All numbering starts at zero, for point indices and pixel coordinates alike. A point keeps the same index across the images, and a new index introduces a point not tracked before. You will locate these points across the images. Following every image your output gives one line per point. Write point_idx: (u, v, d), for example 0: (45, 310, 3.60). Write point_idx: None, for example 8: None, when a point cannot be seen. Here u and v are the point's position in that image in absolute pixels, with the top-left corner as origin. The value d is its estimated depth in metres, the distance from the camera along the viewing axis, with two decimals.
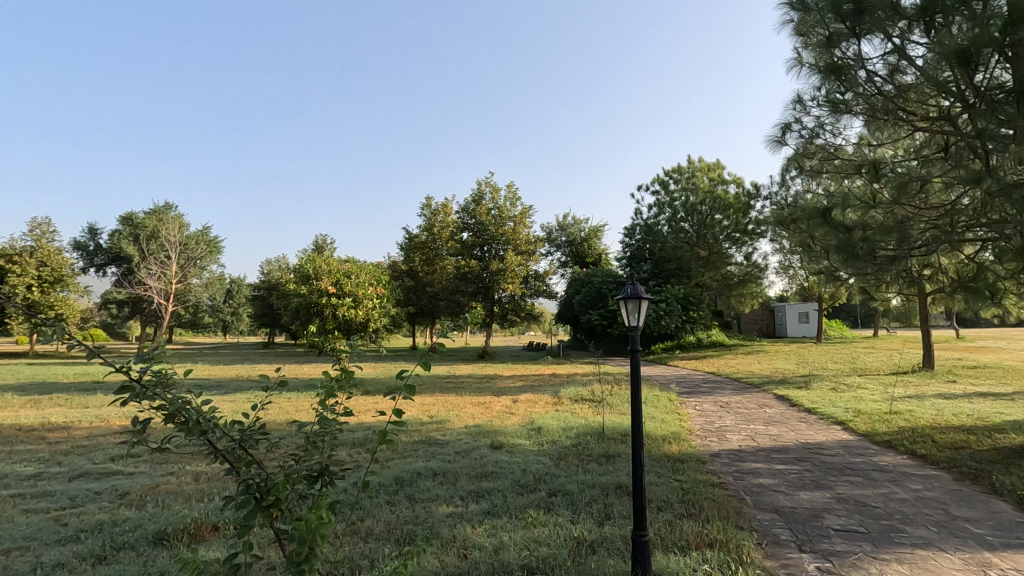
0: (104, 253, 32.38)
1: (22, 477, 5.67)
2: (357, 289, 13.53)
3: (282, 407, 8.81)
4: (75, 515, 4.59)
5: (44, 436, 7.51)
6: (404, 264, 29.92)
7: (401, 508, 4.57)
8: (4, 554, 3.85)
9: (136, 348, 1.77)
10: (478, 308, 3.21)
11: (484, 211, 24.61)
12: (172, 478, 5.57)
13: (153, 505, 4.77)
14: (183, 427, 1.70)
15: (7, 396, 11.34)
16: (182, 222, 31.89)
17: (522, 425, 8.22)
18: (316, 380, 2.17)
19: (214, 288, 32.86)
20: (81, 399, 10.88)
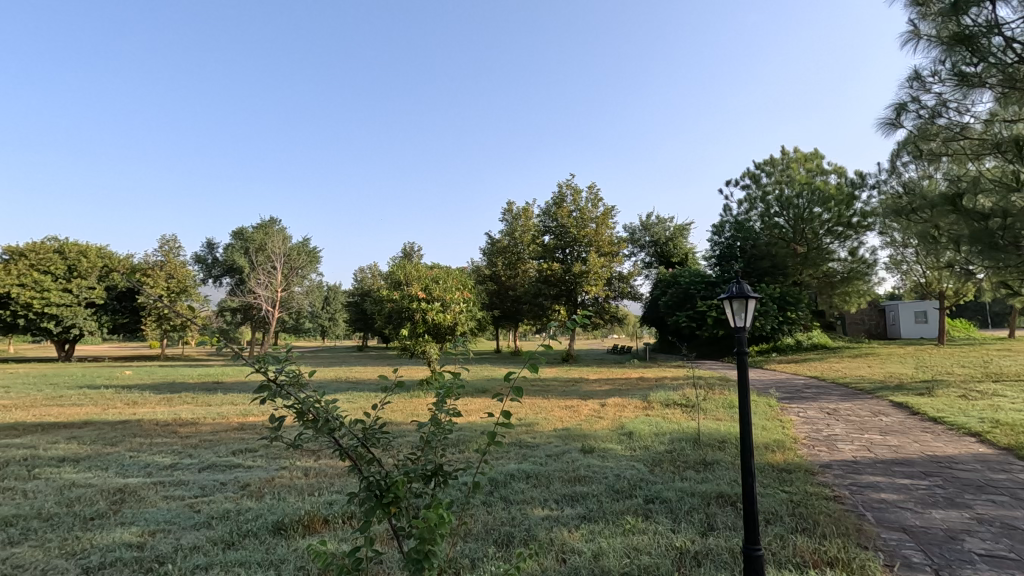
0: (220, 265, 35.73)
1: (161, 466, 6.35)
2: (445, 293, 13.89)
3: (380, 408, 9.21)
4: (206, 503, 5.06)
5: (177, 430, 8.40)
6: (488, 269, 30.49)
7: (498, 509, 4.62)
8: (152, 535, 4.31)
9: (268, 350, 1.90)
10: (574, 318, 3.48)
11: (565, 213, 24.53)
12: (285, 472, 6.00)
13: (271, 497, 5.16)
14: (312, 424, 1.80)
15: (146, 394, 12.81)
16: (285, 235, 34.58)
17: (612, 429, 8.08)
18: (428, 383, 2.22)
19: (314, 295, 35.17)
20: (205, 397, 12.06)
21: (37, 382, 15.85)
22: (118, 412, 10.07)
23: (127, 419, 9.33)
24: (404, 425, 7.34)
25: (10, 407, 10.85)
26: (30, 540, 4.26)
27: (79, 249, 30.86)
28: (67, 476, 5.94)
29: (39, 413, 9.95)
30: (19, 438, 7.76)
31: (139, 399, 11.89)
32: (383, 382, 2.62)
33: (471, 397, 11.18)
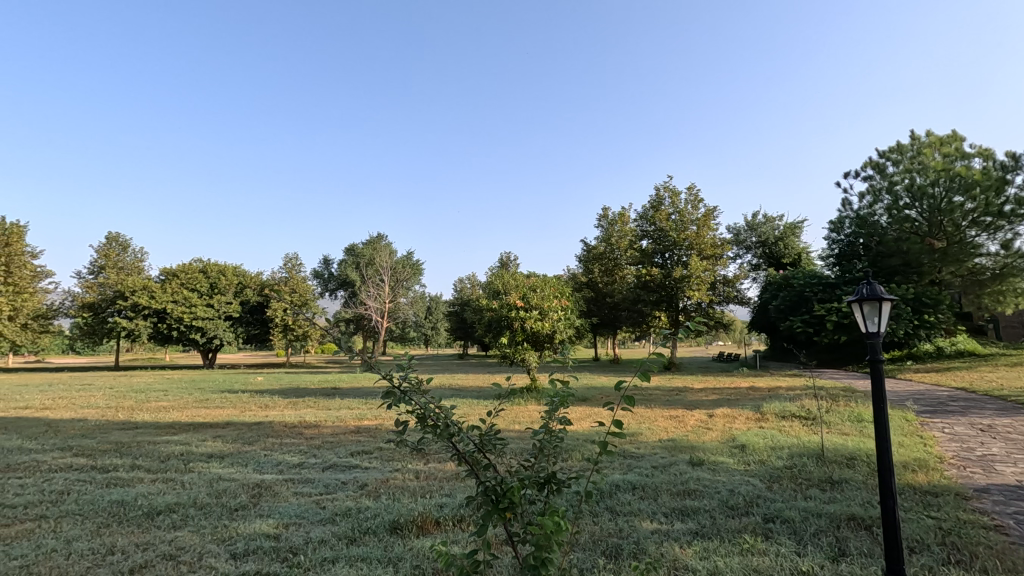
0: (335, 279, 38.70)
1: (291, 465, 6.96)
2: (543, 301, 13.96)
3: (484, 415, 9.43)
4: (330, 500, 5.47)
5: (302, 431, 9.16)
6: (584, 276, 30.27)
7: (604, 519, 4.55)
8: (285, 527, 4.74)
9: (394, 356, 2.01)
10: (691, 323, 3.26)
11: (663, 216, 23.80)
12: (398, 474, 6.33)
13: (387, 497, 5.47)
14: (433, 429, 1.89)
15: (275, 398, 14.13)
16: (391, 249, 36.78)
17: (722, 441, 7.65)
18: (540, 392, 2.24)
19: (417, 305, 36.89)
20: (324, 402, 13.06)
21: (188, 386, 18.04)
22: (254, 415, 11.19)
23: (262, 421, 10.35)
24: (517, 432, 7.57)
25: (168, 408, 12.44)
26: (188, 525, 4.85)
27: (219, 268, 34.88)
28: (214, 470, 6.70)
29: (191, 414, 11.33)
30: (176, 435, 8.86)
31: (270, 402, 13.14)
32: (495, 389, 2.70)
33: (576, 405, 11.16)
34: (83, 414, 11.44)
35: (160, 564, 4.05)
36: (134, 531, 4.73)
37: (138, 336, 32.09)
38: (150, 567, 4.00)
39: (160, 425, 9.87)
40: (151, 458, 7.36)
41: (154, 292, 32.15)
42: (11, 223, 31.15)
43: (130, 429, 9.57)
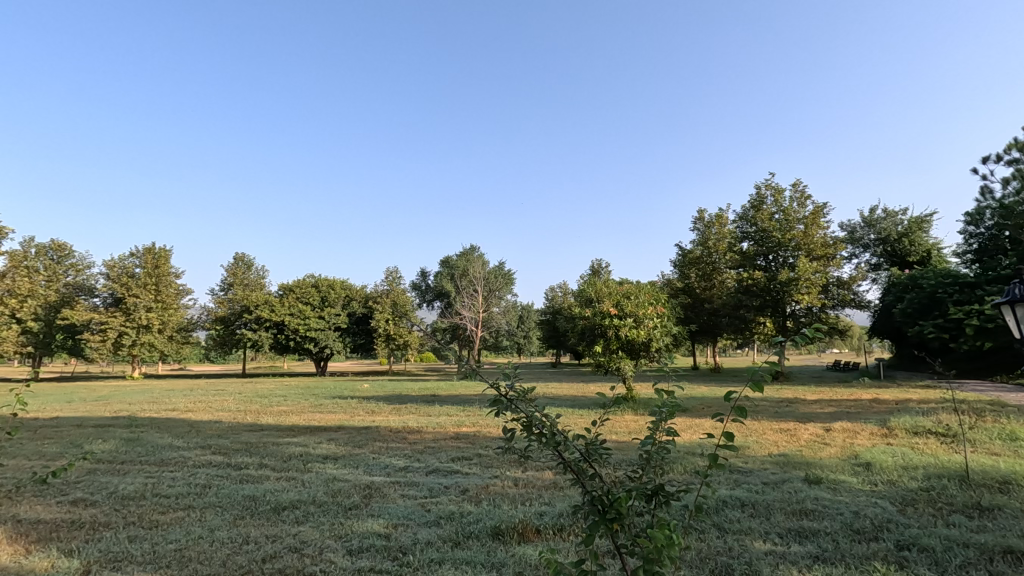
0: (432, 291, 40.36)
1: (397, 468, 7.33)
2: (638, 309, 13.62)
3: (581, 425, 9.38)
4: (434, 504, 5.68)
5: (406, 436, 9.63)
6: (680, 282, 29.19)
7: (712, 536, 4.34)
8: (394, 527, 4.99)
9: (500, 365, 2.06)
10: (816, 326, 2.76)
11: (766, 216, 22.41)
12: (498, 480, 6.45)
13: (488, 503, 5.59)
14: (540, 437, 1.93)
15: (380, 404, 14.97)
16: (484, 260, 37.77)
17: (843, 458, 7.02)
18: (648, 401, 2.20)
19: (510, 314, 37.45)
20: (424, 408, 13.62)
21: (304, 392, 19.57)
22: (362, 419, 11.94)
23: (369, 425, 11.01)
24: (623, 442, 7.49)
25: (288, 412, 13.60)
26: (309, 521, 5.26)
27: (328, 282, 37.66)
28: (330, 471, 7.22)
29: (308, 418, 12.30)
30: (296, 437, 9.67)
31: (376, 408, 13.95)
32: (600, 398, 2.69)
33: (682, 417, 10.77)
34: (219, 416, 12.82)
35: (287, 555, 4.42)
36: (264, 524, 5.21)
37: (261, 345, 35.38)
38: (279, 558, 4.37)
39: (282, 428, 10.81)
40: (275, 458, 8.08)
41: (274, 306, 35.37)
42: (160, 247, 35.70)
43: (258, 430, 10.57)
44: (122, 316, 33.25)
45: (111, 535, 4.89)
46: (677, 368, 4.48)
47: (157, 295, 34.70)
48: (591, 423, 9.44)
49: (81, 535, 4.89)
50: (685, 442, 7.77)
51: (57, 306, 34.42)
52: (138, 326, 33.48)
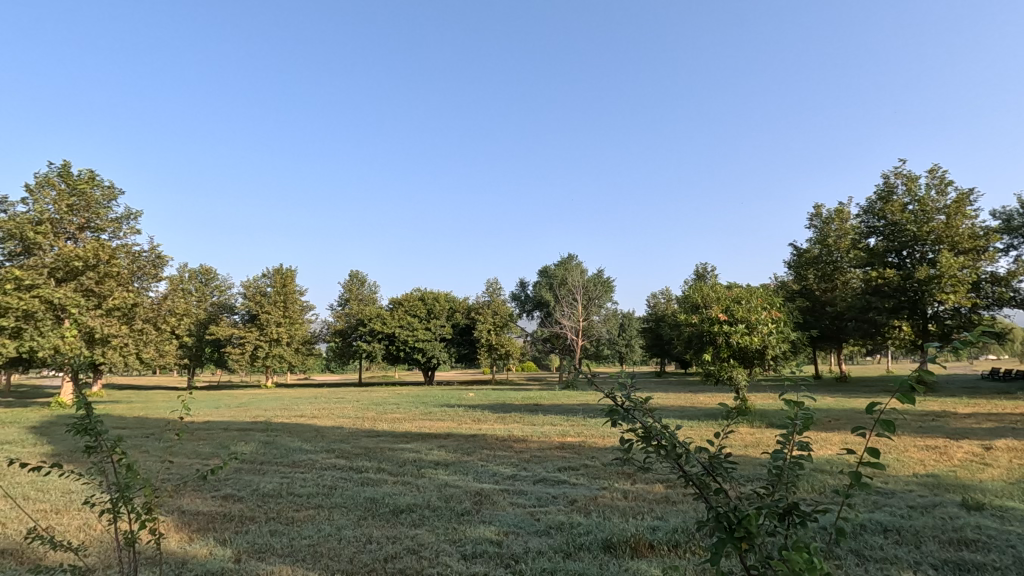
0: (532, 301, 40.79)
1: (505, 476, 7.46)
2: (750, 314, 12.78)
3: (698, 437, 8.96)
4: (543, 513, 5.70)
5: (512, 445, 9.77)
6: (797, 284, 27.04)
7: (849, 564, 3.93)
8: (505, 535, 5.07)
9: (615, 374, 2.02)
10: (981, 328, 2.36)
11: (897, 207, 20.18)
12: (606, 492, 6.33)
13: (597, 514, 5.51)
14: (660, 449, 1.87)
15: (485, 413, 15.34)
16: (582, 269, 37.53)
17: (1011, 482, 6.05)
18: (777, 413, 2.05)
19: (610, 323, 36.84)
20: (528, 417, 13.76)
21: (414, 400, 20.58)
22: (470, 427, 12.30)
23: (477, 433, 11.32)
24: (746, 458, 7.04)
25: (401, 419, 14.36)
26: (425, 525, 5.49)
27: (433, 295, 39.35)
28: (442, 477, 7.51)
29: (419, 425, 12.91)
30: (409, 444, 10.16)
31: (482, 416, 14.30)
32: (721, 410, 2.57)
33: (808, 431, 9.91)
34: (340, 422, 13.84)
35: (406, 556, 4.65)
36: (385, 525, 5.52)
37: (374, 356, 37.75)
38: (399, 558, 4.61)
39: (396, 434, 11.43)
40: (392, 462, 8.55)
41: (385, 319, 37.65)
42: (286, 267, 39.42)
43: (375, 436, 11.26)
44: (257, 331, 37.13)
45: (255, 529, 5.44)
46: (809, 379, 3.84)
47: (286, 311, 38.34)
48: (712, 436, 8.99)
49: (231, 527, 5.49)
50: (820, 458, 7.14)
51: (206, 323, 39.20)
52: (270, 340, 37.19)
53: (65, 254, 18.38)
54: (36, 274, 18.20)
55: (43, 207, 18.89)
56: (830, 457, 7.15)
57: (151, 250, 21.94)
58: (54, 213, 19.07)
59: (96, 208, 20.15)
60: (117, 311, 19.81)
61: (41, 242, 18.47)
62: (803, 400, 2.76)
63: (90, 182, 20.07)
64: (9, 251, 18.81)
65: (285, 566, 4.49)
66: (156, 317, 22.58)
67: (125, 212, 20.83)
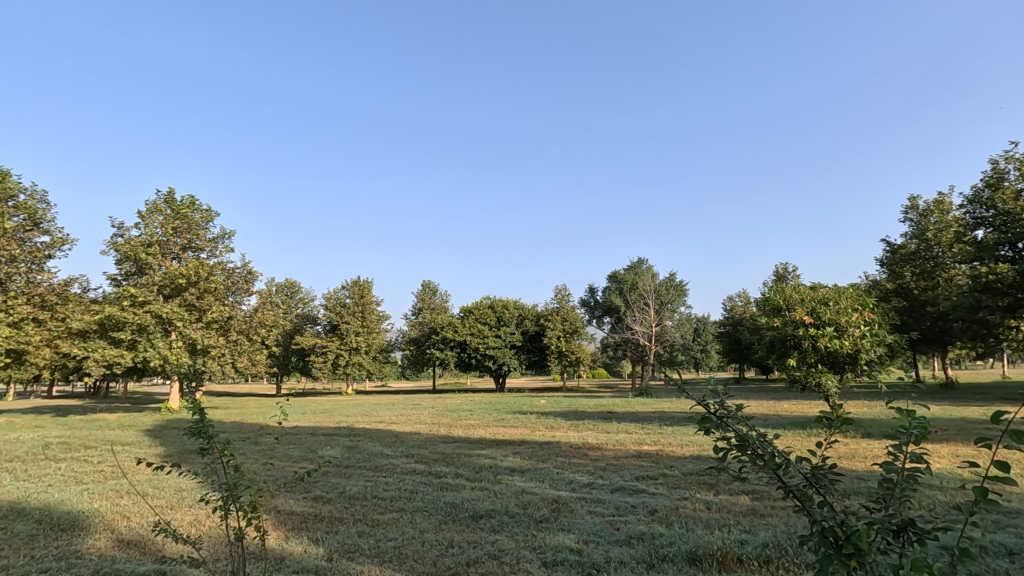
0: (601, 306, 40.29)
1: (582, 484, 7.40)
2: (840, 316, 11.98)
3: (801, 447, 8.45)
4: (623, 522, 5.60)
5: (586, 453, 9.66)
6: (892, 283, 25.00)
7: None
8: (585, 543, 5.03)
9: (708, 382, 1.97)
10: None
11: (1009, 195, 18.30)
12: (688, 503, 6.13)
13: (680, 526, 5.34)
14: (758, 459, 1.81)
15: (558, 420, 15.30)
16: (653, 273, 36.66)
17: None
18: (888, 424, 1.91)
19: (684, 328, 35.72)
20: (602, 425, 13.59)
21: (487, 407, 20.86)
22: (544, 434, 12.30)
23: (551, 440, 11.31)
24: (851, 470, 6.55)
25: (475, 425, 14.58)
26: (504, 531, 5.54)
27: (502, 303, 39.84)
28: (519, 484, 7.55)
29: (493, 432, 13.07)
30: (485, 450, 10.30)
31: (555, 424, 14.27)
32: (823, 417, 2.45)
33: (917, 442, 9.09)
34: (417, 428, 14.23)
35: (488, 561, 4.72)
36: (465, 530, 5.62)
37: (447, 363, 38.65)
38: (481, 563, 4.69)
39: (472, 441, 11.64)
40: (469, 468, 8.70)
41: (456, 327, 38.47)
42: (363, 279, 41.19)
43: (451, 442, 11.49)
44: (338, 340, 39.08)
45: (345, 529, 5.71)
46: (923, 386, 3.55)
47: (363, 321, 40.02)
48: (813, 446, 8.45)
49: (323, 527, 5.79)
50: (940, 471, 6.53)
51: (292, 333, 41.68)
52: (350, 348, 39.00)
53: (171, 272, 20.21)
54: (148, 291, 20.13)
55: (153, 231, 20.87)
56: (946, 471, 6.51)
57: (243, 266, 23.61)
58: (161, 236, 21.02)
59: (196, 230, 21.97)
60: (215, 323, 21.50)
61: (151, 262, 20.42)
62: (913, 409, 2.55)
63: (191, 206, 21.92)
64: (125, 272, 20.91)
65: (373, 566, 4.68)
66: (248, 328, 24.25)
67: (221, 233, 22.56)
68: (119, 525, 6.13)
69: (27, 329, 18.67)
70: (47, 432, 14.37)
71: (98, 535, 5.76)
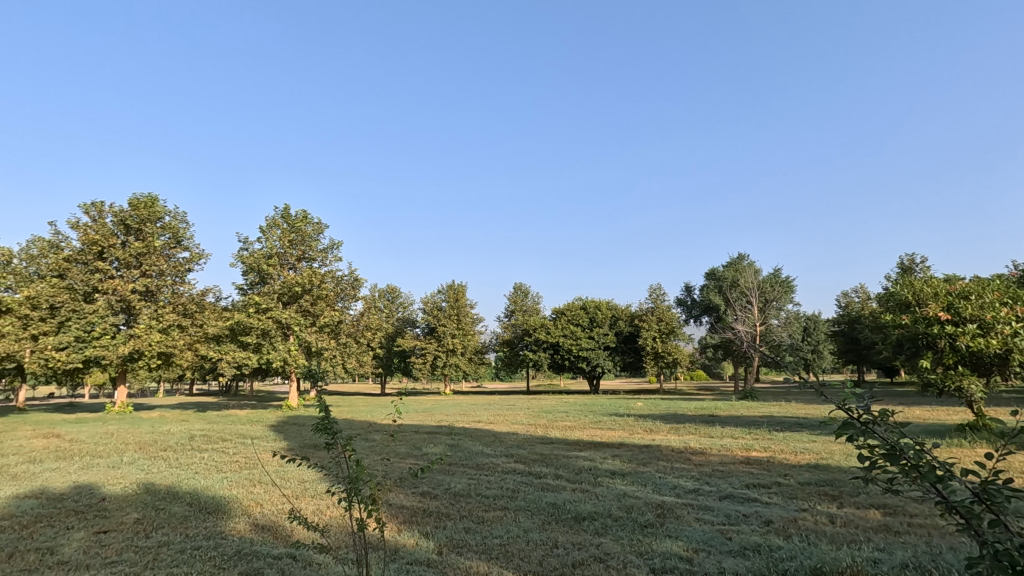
0: (699, 305, 38.10)
1: (687, 489, 7.13)
2: (986, 311, 10.57)
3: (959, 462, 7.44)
4: (735, 532, 5.32)
5: (690, 457, 9.32)
6: None
7: None
8: (695, 551, 4.84)
9: (851, 386, 1.83)
10: None
11: None
12: (808, 515, 5.70)
13: (800, 539, 4.98)
14: (912, 470, 1.67)
15: (656, 422, 14.89)
16: (755, 269, 34.69)
17: None
18: None
19: (793, 326, 33.51)
20: (705, 429, 13.04)
21: (582, 409, 20.77)
22: (642, 437, 12.03)
23: (651, 444, 11.04)
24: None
25: (572, 427, 14.57)
26: (609, 534, 5.48)
27: (595, 304, 39.42)
28: (620, 487, 7.43)
29: (591, 433, 12.98)
30: (584, 452, 10.24)
31: (654, 427, 13.91)
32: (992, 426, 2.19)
33: None
34: (514, 428, 14.45)
35: (594, 563, 4.68)
36: (569, 531, 5.63)
37: (541, 365, 38.88)
38: (587, 565, 4.66)
39: (570, 442, 11.65)
40: (568, 469, 8.70)
41: (549, 328, 38.75)
42: (458, 283, 42.45)
43: (549, 443, 11.55)
44: (435, 343, 40.65)
45: (452, 525, 5.93)
46: None
47: (459, 323, 41.31)
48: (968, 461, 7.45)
49: (431, 522, 6.05)
50: None
51: (394, 335, 43.95)
52: (447, 350, 40.40)
53: (289, 282, 22.14)
54: (270, 299, 22.18)
55: (273, 244, 22.94)
56: None
57: (350, 274, 25.20)
58: (280, 248, 23.05)
59: (309, 242, 23.78)
60: (326, 327, 23.19)
61: (272, 272, 22.46)
62: None
63: (304, 220, 23.80)
64: (251, 282, 23.13)
65: (481, 563, 4.81)
66: (356, 332, 25.92)
67: (330, 243, 24.28)
68: (254, 510, 6.79)
69: (173, 334, 21.37)
70: (191, 425, 16.26)
71: (238, 519, 6.42)
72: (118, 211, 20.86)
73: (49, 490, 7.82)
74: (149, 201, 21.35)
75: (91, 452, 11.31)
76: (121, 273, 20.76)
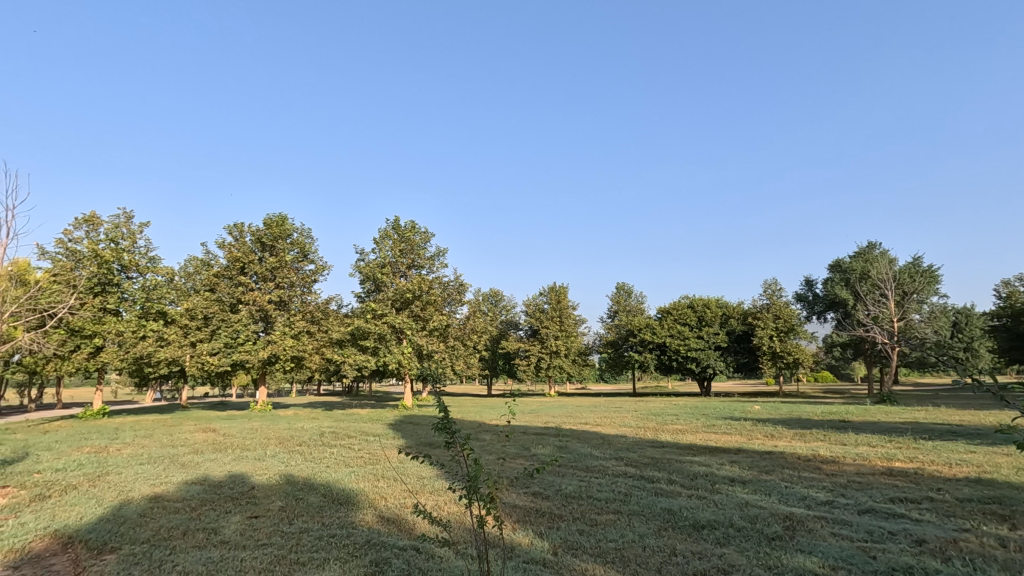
0: (822, 301, 34.75)
1: (819, 501, 6.55)
2: None
3: None
4: (880, 550, 4.80)
5: (821, 466, 8.58)
6: None
7: None
8: (833, 569, 4.43)
9: None
10: None
11: None
12: (971, 536, 5.00)
13: (963, 563, 4.38)
14: None
15: (778, 428, 13.88)
16: (889, 258, 31.22)
17: None
18: None
19: (938, 322, 29.71)
20: (835, 435, 11.94)
21: (694, 412, 19.90)
22: (763, 443, 11.27)
23: (773, 450, 10.31)
24: None
25: (684, 430, 14.03)
26: (732, 544, 5.19)
27: (703, 302, 37.64)
28: (742, 495, 7.00)
29: (705, 438, 12.40)
30: (698, 457, 9.80)
31: (775, 432, 12.98)
32: None
33: None
34: (623, 431, 14.17)
35: None
36: (688, 539, 5.40)
37: (647, 366, 37.80)
38: None
39: (682, 446, 11.22)
40: (683, 475, 8.36)
41: (654, 328, 37.62)
42: (559, 285, 42.55)
43: (660, 447, 11.21)
44: (539, 345, 41.02)
45: (566, 526, 5.94)
46: None
47: (562, 325, 41.37)
48: None
49: (545, 522, 6.10)
50: None
51: (498, 338, 44.97)
52: (550, 352, 40.57)
53: (401, 288, 23.53)
54: (384, 305, 23.68)
55: (386, 254, 24.50)
56: None
57: (456, 279, 26.20)
58: (392, 257, 24.55)
59: (418, 250, 25.07)
60: (435, 331, 24.30)
61: (385, 280, 23.99)
62: None
63: (412, 229, 25.14)
64: (367, 290, 24.89)
65: (596, 565, 4.77)
66: (463, 335, 26.87)
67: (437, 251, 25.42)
68: (379, 503, 7.27)
69: (303, 339, 23.46)
70: (320, 423, 17.78)
71: (365, 510, 6.91)
72: (255, 231, 23.40)
73: (210, 478, 8.94)
74: (280, 220, 23.68)
75: (241, 445, 12.75)
76: (259, 285, 23.27)
